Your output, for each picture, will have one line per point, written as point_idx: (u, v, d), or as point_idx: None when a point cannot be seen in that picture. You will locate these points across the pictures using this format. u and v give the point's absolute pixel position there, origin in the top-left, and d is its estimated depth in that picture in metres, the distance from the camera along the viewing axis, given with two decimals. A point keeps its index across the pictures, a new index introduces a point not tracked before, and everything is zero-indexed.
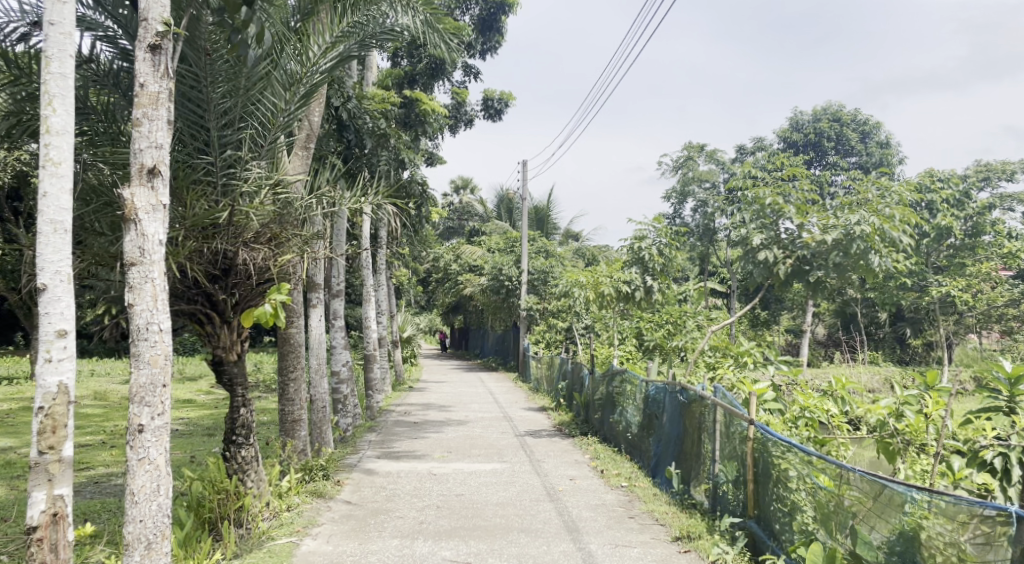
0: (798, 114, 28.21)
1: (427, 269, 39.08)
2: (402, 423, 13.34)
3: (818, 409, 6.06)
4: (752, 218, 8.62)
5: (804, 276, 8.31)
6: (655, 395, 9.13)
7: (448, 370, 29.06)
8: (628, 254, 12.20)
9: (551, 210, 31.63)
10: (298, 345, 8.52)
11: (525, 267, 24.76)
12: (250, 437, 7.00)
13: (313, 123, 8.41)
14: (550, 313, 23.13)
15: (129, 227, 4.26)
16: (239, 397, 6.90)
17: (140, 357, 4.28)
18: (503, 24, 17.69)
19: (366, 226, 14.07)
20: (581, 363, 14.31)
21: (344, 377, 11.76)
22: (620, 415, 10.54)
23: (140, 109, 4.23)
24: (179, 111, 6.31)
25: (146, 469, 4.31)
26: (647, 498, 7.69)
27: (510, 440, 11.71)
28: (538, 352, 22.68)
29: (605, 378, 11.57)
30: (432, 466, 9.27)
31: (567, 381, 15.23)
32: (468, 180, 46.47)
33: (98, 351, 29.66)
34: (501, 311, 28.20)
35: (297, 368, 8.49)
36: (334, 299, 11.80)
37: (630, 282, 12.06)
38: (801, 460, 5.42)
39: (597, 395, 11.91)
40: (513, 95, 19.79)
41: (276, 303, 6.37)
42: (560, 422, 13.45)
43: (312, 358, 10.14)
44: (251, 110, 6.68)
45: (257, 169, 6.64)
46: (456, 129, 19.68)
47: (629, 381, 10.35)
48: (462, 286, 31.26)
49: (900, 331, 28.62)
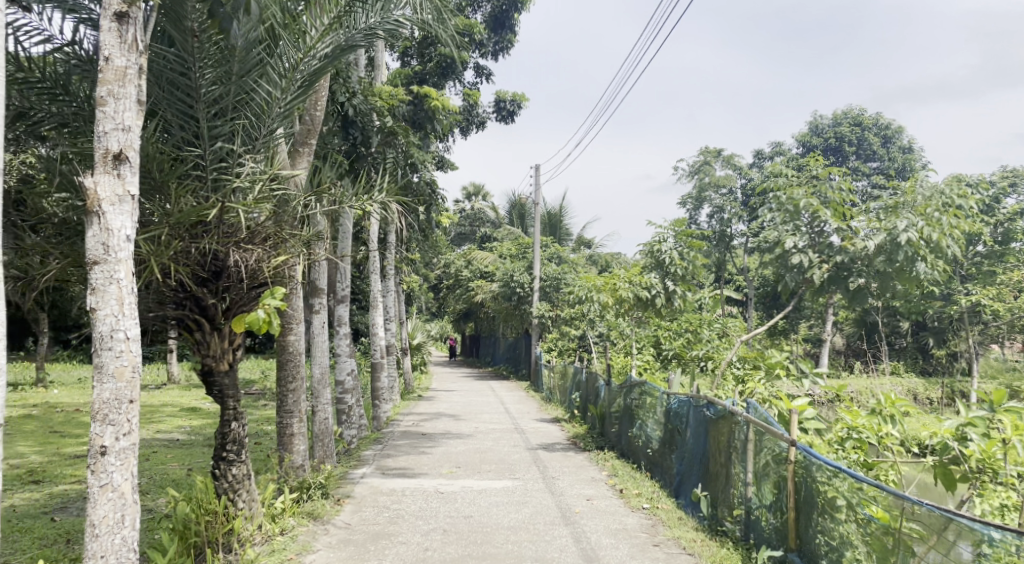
0: (818, 117, 27.64)
1: (438, 276, 38.58)
2: (409, 435, 12.81)
3: (867, 430, 5.37)
4: (782, 218, 8.07)
5: (843, 283, 7.77)
6: (677, 409, 8.61)
7: (458, 379, 28.53)
8: (648, 260, 11.62)
9: (564, 215, 31.12)
10: (297, 353, 8.02)
11: (537, 273, 24.20)
12: (243, 454, 6.48)
13: (313, 120, 8.00)
14: (563, 321, 22.58)
15: (92, 220, 3.74)
16: (231, 410, 6.39)
17: (103, 369, 3.76)
18: (515, 22, 17.20)
19: (375, 230, 13.57)
20: (596, 373, 13.74)
21: (348, 387, 11.22)
22: (640, 429, 9.93)
23: (104, 85, 3.72)
24: (165, 99, 5.79)
25: (109, 497, 3.78)
26: (671, 522, 7.09)
27: (522, 454, 11.15)
28: (551, 360, 22.06)
29: (622, 389, 10.98)
30: (440, 484, 8.72)
31: (581, 392, 14.68)
32: (480, 187, 45.95)
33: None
34: (513, 318, 27.66)
35: (296, 378, 8.00)
36: (340, 304, 11.28)
37: (650, 287, 11.49)
38: (849, 487, 4.82)
39: (613, 408, 11.33)
40: (526, 96, 19.30)
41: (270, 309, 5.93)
42: (574, 434, 12.88)
43: (313, 367, 9.66)
44: (245, 99, 6.13)
45: (251, 163, 6.13)
46: (468, 131, 19.19)
47: (649, 393, 9.77)
48: (473, 293, 30.74)
49: (923, 341, 27.83)
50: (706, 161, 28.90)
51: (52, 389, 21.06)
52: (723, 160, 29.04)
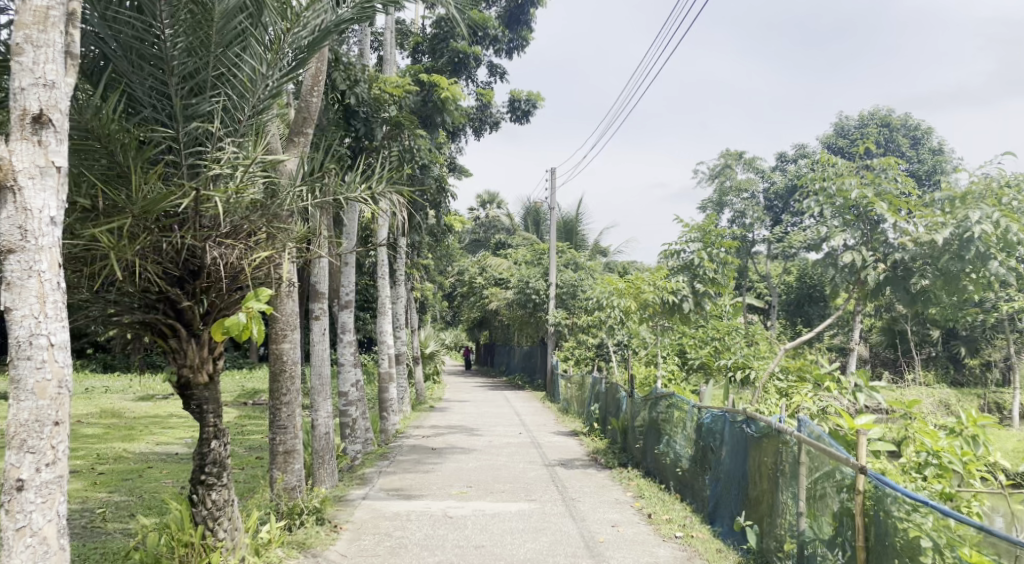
0: (844, 118, 26.81)
1: (452, 284, 37.90)
2: (418, 450, 12.04)
3: (951, 455, 4.53)
4: (832, 210, 7.26)
5: (901, 284, 6.97)
6: (710, 424, 7.89)
7: (472, 388, 27.76)
8: (676, 261, 10.74)
9: (580, 220, 30.33)
10: (292, 363, 7.32)
11: (553, 280, 23.39)
12: (225, 477, 5.73)
13: (309, 107, 7.39)
14: (581, 330, 21.78)
15: (5, 198, 3.15)
16: (211, 428, 5.64)
17: (20, 384, 3.09)
18: (531, 16, 16.47)
19: (385, 232, 12.84)
20: (617, 383, 12.93)
21: (353, 400, 10.43)
22: (667, 446, 9.12)
23: (21, 30, 3.21)
24: (134, 75, 5.07)
25: (28, 542, 3.08)
26: (709, 556, 6.26)
27: (538, 471, 10.36)
28: (568, 369, 21.26)
29: (647, 402, 10.17)
30: (448, 507, 7.93)
31: (601, 403, 13.87)
32: (495, 195, 45.24)
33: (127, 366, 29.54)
34: (528, 326, 26.87)
35: (291, 390, 7.28)
36: (343, 310, 10.55)
37: (677, 292, 10.69)
38: (934, 524, 3.98)
39: (637, 422, 10.50)
40: (542, 95, 18.56)
41: (253, 313, 5.25)
42: (594, 449, 12.07)
43: (313, 377, 8.98)
44: (224, 75, 5.40)
45: (231, 148, 5.41)
46: (482, 132, 18.47)
47: (678, 406, 9.01)
48: (488, 300, 30.02)
49: (954, 350, 26.75)
50: (727, 165, 28.05)
51: None
52: (744, 163, 28.23)
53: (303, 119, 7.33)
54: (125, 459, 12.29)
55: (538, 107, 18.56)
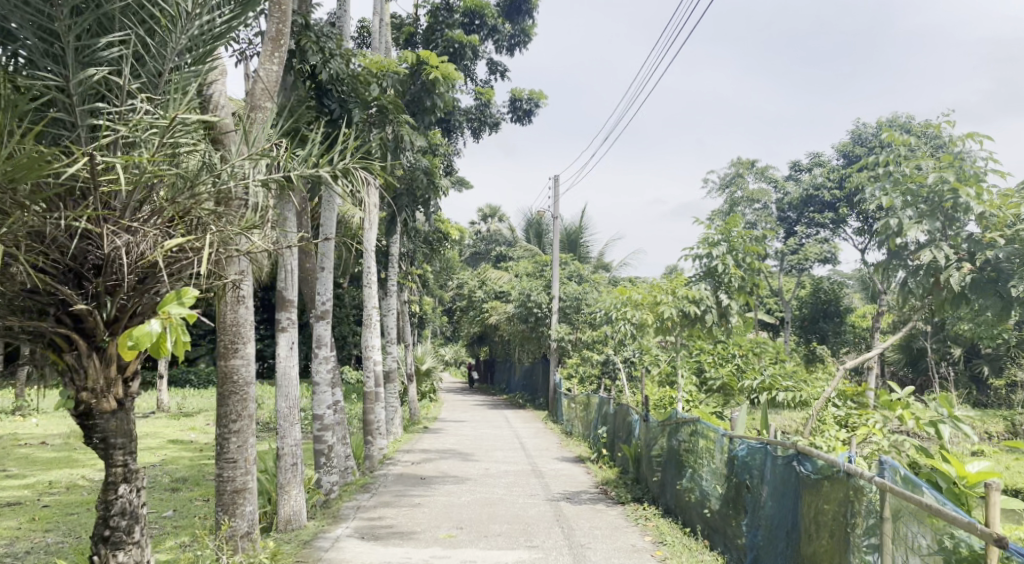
0: (860, 125, 25.79)
1: (452, 298, 36.61)
2: (405, 479, 10.76)
3: None
4: (902, 199, 6.18)
5: (993, 289, 5.80)
6: (745, 457, 6.65)
7: (470, 406, 26.41)
8: (698, 267, 9.45)
9: (584, 232, 29.11)
10: (242, 383, 6.14)
11: (556, 293, 22.15)
12: (138, 532, 4.46)
13: (269, 76, 6.24)
14: (587, 346, 20.49)
15: None
16: (120, 468, 4.40)
17: None
18: (533, 6, 15.36)
19: (374, 236, 11.62)
20: (628, 405, 11.66)
21: (329, 424, 9.12)
22: (691, 481, 7.83)
23: None
24: (12, 8, 3.86)
25: None
26: None
27: (541, 506, 9.08)
28: (572, 388, 19.96)
29: (664, 428, 8.91)
30: (432, 557, 6.61)
31: (609, 426, 12.62)
32: (497, 208, 44.08)
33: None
34: (530, 341, 25.54)
35: (242, 415, 6.09)
36: (318, 322, 9.34)
37: (700, 303, 9.25)
38: None
39: (654, 451, 9.18)
40: (544, 94, 17.42)
41: (172, 318, 3.96)
42: (602, 479, 10.77)
43: (279, 400, 7.77)
44: (134, 14, 4.19)
45: (143, 106, 4.19)
46: (481, 132, 17.32)
47: (703, 435, 7.74)
48: (488, 315, 28.72)
49: (977, 369, 25.37)
50: (738, 173, 27.04)
51: (30, 418, 19.39)
52: (756, 172, 27.16)
53: (265, 87, 6.18)
54: (79, 489, 11.02)
55: (541, 106, 17.41)
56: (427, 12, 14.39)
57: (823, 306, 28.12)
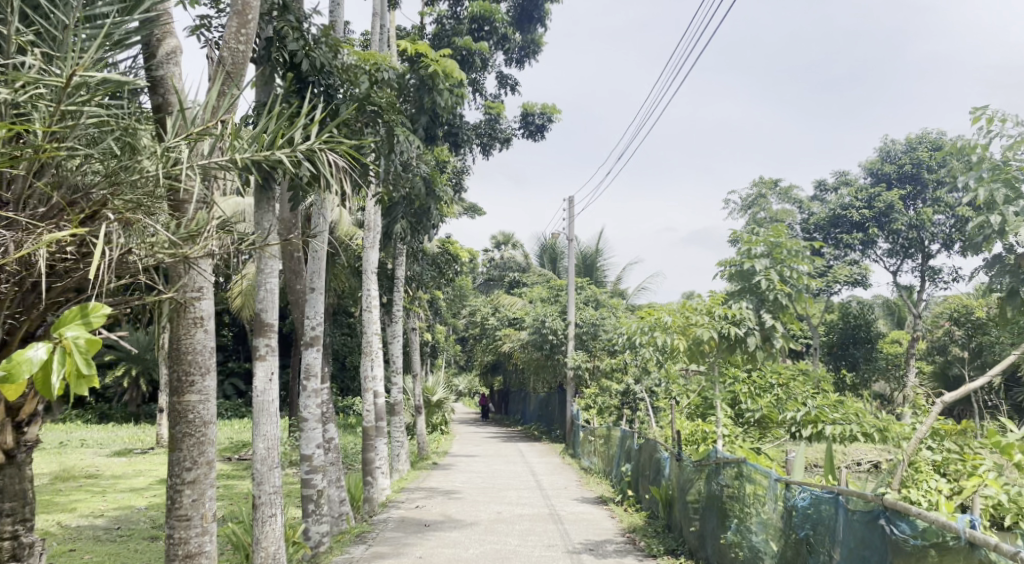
0: (888, 142, 24.73)
1: (465, 326, 35.52)
2: (407, 525, 9.60)
3: None
4: None
5: None
6: (807, 509, 5.50)
7: (483, 440, 25.18)
8: (734, 285, 8.35)
9: (600, 255, 28.03)
10: (199, 421, 5.08)
11: (572, 319, 21.01)
12: None
13: (234, 58, 5.31)
14: (606, 375, 19.31)
15: None
16: (8, 540, 3.85)
17: None
18: (546, 13, 14.43)
19: (374, 256, 10.59)
20: (655, 441, 10.50)
21: (318, 465, 8.01)
22: (737, 535, 6.65)
23: None
24: None
25: None
26: None
27: (560, 560, 7.90)
28: (590, 420, 18.75)
29: (702, 469, 7.76)
30: None
31: (633, 463, 11.44)
32: (511, 235, 43.13)
33: (119, 415, 27.49)
34: (545, 370, 24.36)
35: (198, 462, 5.04)
36: (308, 349, 8.31)
37: (741, 324, 8.14)
38: None
39: (690, 496, 8.01)
40: (558, 108, 16.51)
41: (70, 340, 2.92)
42: (628, 526, 9.59)
43: (256, 441, 6.71)
44: None
45: (36, 63, 3.22)
46: (491, 149, 16.39)
47: (751, 479, 6.60)
48: (501, 343, 27.57)
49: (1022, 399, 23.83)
50: (760, 194, 26.01)
51: None
52: (779, 193, 26.09)
53: (231, 68, 5.25)
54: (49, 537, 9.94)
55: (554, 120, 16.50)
56: (432, 21, 13.54)
57: (853, 332, 26.81)
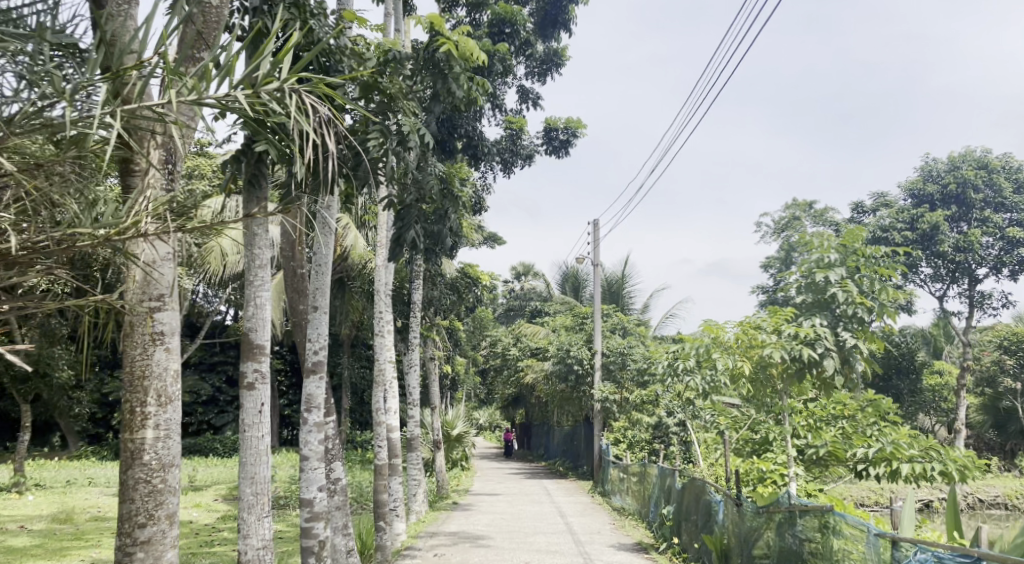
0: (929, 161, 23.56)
1: (485, 358, 34.29)
2: None
3: None
4: None
5: None
6: None
7: (506, 476, 23.87)
8: (805, 296, 7.26)
9: (626, 281, 26.88)
10: (153, 461, 4.00)
11: (599, 348, 19.81)
12: None
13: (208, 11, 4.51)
14: (637, 407, 18.00)
15: None
16: None
17: None
18: (571, 17, 13.52)
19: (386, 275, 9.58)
20: (702, 480, 9.27)
21: (320, 511, 6.90)
22: None
23: None
24: None
25: None
26: None
27: None
28: (620, 455, 17.44)
29: (772, 518, 6.53)
30: None
31: (676, 505, 10.16)
32: (531, 265, 42.15)
33: None
34: (570, 402, 23.09)
35: (151, 512, 3.96)
36: (308, 377, 7.25)
37: (816, 343, 6.99)
38: None
39: (755, 549, 6.79)
40: (583, 122, 15.55)
41: None
42: None
43: (243, 485, 5.66)
44: None
45: None
46: (513, 165, 15.44)
47: (839, 531, 5.40)
48: (523, 373, 26.35)
49: None
50: (794, 216, 24.88)
51: (25, 496, 17.49)
52: (814, 216, 24.93)
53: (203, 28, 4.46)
54: None
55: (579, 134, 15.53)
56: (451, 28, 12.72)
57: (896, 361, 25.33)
